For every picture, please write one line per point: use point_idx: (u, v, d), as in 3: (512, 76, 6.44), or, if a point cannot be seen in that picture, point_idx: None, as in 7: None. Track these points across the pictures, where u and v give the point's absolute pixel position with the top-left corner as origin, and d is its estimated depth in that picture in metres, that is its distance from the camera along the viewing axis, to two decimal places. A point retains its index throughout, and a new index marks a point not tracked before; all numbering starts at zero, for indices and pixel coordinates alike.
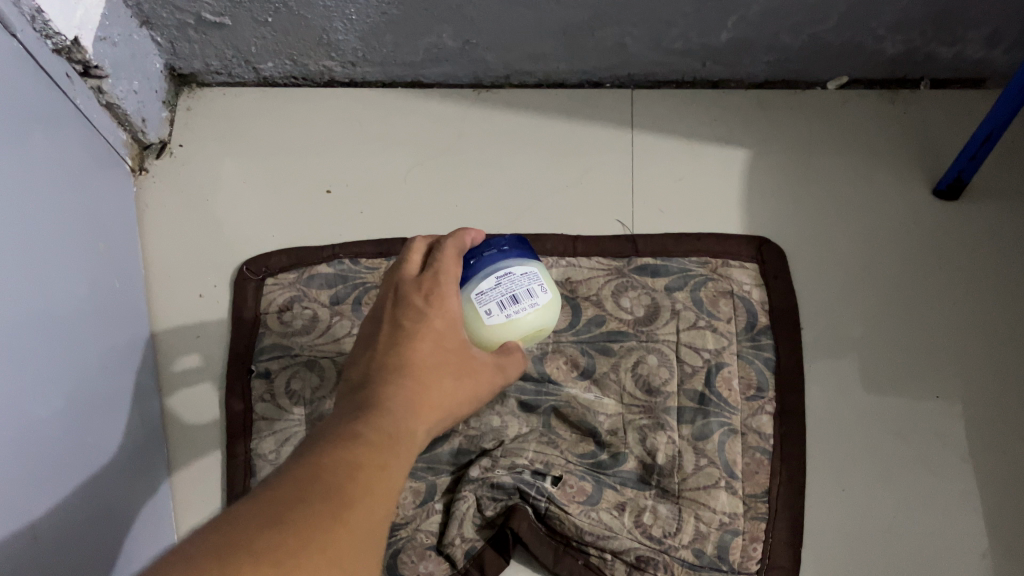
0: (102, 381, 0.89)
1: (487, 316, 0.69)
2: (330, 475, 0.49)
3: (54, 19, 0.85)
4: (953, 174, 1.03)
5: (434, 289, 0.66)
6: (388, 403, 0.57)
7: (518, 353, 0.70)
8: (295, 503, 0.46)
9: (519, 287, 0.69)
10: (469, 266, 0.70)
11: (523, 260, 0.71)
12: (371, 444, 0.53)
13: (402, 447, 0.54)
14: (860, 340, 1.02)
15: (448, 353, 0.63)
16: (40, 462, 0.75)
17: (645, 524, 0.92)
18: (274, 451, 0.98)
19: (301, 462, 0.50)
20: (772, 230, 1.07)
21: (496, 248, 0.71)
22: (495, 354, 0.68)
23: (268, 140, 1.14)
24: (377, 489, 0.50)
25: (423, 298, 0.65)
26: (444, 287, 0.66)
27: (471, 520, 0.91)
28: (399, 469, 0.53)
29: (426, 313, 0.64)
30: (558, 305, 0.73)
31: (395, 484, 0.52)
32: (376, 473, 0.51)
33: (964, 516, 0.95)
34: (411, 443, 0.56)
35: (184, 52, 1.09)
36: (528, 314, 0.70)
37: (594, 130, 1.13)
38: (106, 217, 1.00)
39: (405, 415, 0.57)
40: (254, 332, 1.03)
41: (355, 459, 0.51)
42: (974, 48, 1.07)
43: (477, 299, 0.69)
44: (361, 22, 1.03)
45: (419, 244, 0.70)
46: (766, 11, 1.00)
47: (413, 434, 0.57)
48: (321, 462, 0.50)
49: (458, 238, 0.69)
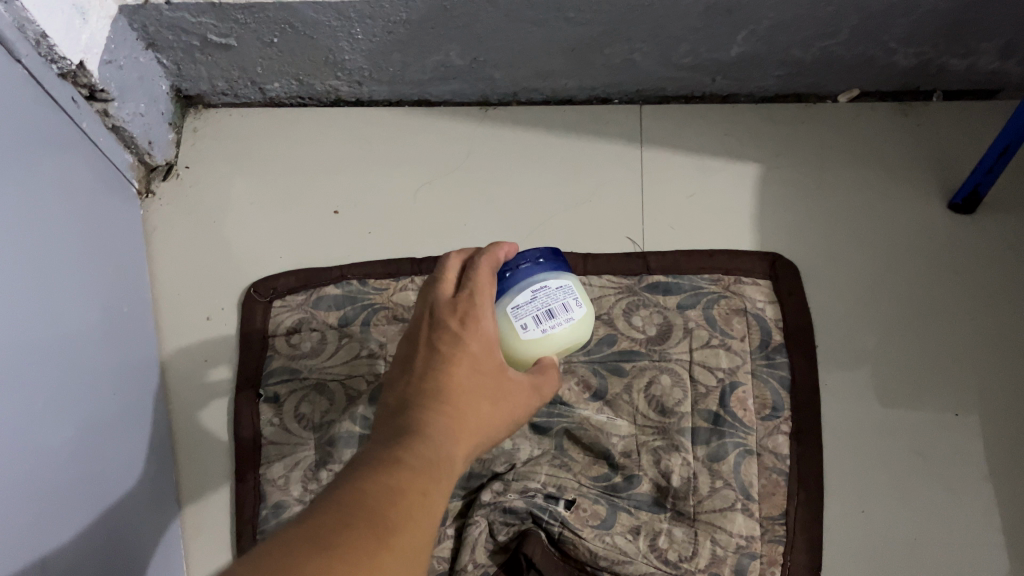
0: (113, 408, 0.89)
1: (523, 331, 0.69)
2: (374, 501, 0.48)
3: (59, 44, 0.85)
4: (969, 187, 1.02)
5: (471, 311, 0.63)
6: (428, 430, 0.56)
7: (554, 371, 0.68)
8: (341, 528, 0.45)
9: (555, 302, 0.69)
10: (504, 279, 0.70)
11: (557, 273, 0.71)
12: (413, 470, 0.52)
13: (442, 475, 0.53)
14: (877, 357, 1.00)
15: (484, 378, 0.61)
16: (50, 492, 0.74)
17: (660, 548, 0.90)
18: (283, 477, 0.96)
19: (342, 487, 0.49)
20: (785, 246, 1.06)
21: (531, 261, 0.70)
22: (530, 374, 0.66)
23: (276, 161, 1.14)
24: (417, 516, 0.49)
25: (458, 321, 0.62)
26: (480, 309, 0.63)
27: (484, 545, 0.90)
28: (439, 498, 0.52)
29: (461, 337, 0.62)
30: (592, 319, 0.73)
31: (435, 512, 0.51)
32: (417, 501, 0.50)
33: (987, 537, 0.93)
34: (450, 470, 0.55)
35: (190, 74, 1.09)
36: (563, 328, 0.70)
37: (603, 147, 1.12)
38: (114, 241, 0.99)
39: (443, 441, 0.56)
40: (262, 354, 1.02)
41: (398, 486, 0.50)
42: (987, 60, 1.05)
43: (513, 313, 0.68)
44: (367, 42, 1.02)
45: (452, 261, 0.66)
46: (776, 25, 0.98)
47: (452, 461, 0.56)
48: (362, 489, 0.49)
49: (492, 256, 0.66)
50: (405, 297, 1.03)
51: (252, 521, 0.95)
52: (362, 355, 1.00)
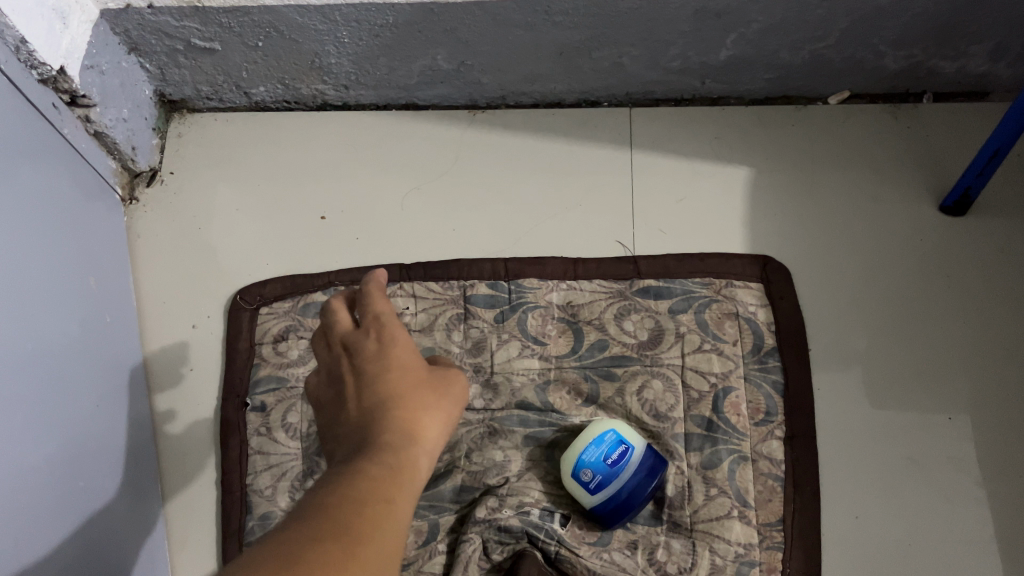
0: (96, 420, 0.87)
1: None
2: (339, 512, 0.47)
3: (39, 50, 0.83)
4: (960, 190, 1.02)
5: (379, 326, 0.65)
6: (377, 440, 0.56)
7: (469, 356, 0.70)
8: (309, 543, 0.44)
9: None
10: None
11: None
12: (372, 479, 0.51)
13: (405, 478, 0.53)
14: (871, 361, 0.99)
15: (418, 378, 0.62)
16: (31, 507, 0.72)
17: (659, 561, 0.89)
18: (270, 487, 0.95)
19: (306, 506, 0.48)
20: (777, 250, 1.05)
21: None
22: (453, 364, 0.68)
23: (262, 166, 1.12)
24: (386, 519, 0.48)
25: (375, 341, 0.65)
26: (389, 324, 0.66)
27: (478, 563, 0.88)
28: (405, 499, 0.52)
29: (381, 353, 0.63)
30: None
31: (405, 514, 0.51)
32: (384, 505, 0.49)
33: (985, 543, 0.92)
34: (413, 470, 0.55)
35: (174, 78, 1.07)
36: None
37: (593, 150, 1.11)
38: (96, 249, 0.98)
39: (398, 445, 0.56)
40: (248, 363, 1.00)
41: (359, 493, 0.50)
42: (977, 62, 1.05)
43: None
44: (353, 46, 1.01)
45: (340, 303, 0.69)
46: (765, 29, 0.98)
47: (413, 462, 0.55)
48: (326, 505, 0.48)
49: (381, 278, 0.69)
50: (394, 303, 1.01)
51: (238, 533, 0.94)
52: None
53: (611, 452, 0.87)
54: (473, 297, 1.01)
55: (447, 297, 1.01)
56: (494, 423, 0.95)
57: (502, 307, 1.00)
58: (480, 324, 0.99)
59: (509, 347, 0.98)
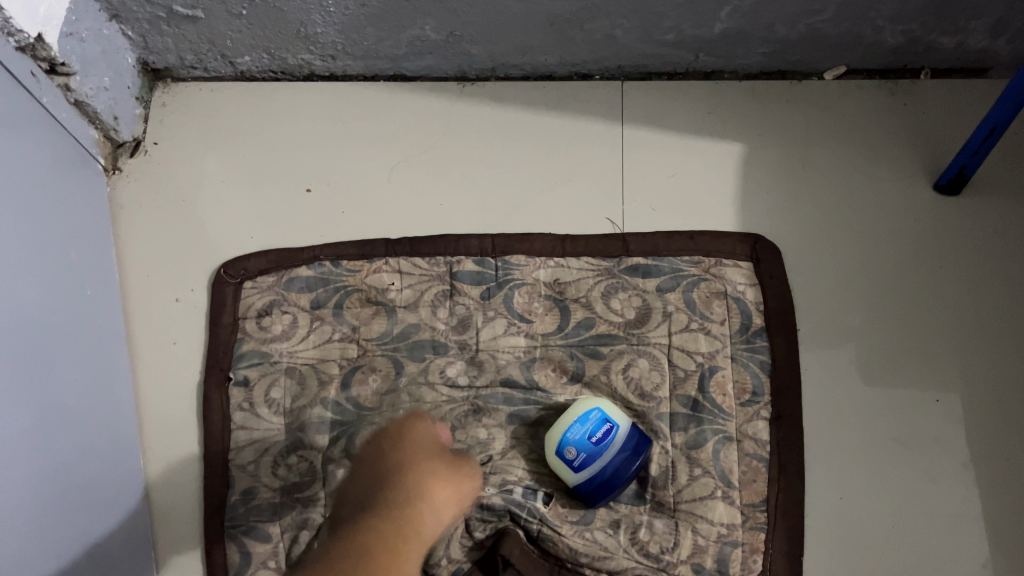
0: (77, 395, 0.86)
1: None
2: None
3: (15, 16, 0.81)
4: (955, 169, 1.00)
5: (417, 438, 0.86)
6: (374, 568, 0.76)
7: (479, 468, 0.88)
8: None
9: None
10: None
11: None
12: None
13: None
14: (860, 342, 0.98)
15: (436, 482, 0.83)
16: (13, 481, 0.72)
17: (642, 540, 0.89)
18: (253, 463, 0.94)
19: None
20: (768, 228, 1.03)
21: None
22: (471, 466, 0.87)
23: (248, 138, 1.11)
24: None
25: (409, 445, 0.86)
26: (423, 434, 0.87)
27: (460, 541, 0.89)
28: None
29: (412, 456, 0.85)
30: None
31: None
32: None
33: (968, 526, 0.92)
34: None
35: (157, 46, 1.05)
36: None
37: (584, 125, 1.10)
38: (78, 221, 0.96)
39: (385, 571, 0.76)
40: (231, 337, 0.99)
41: None
42: (977, 37, 1.03)
43: None
44: (340, 15, 0.99)
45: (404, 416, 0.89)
46: (761, 1, 0.96)
47: None
48: None
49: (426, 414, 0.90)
50: (379, 278, 1.00)
51: (220, 509, 0.93)
52: (334, 339, 0.98)
53: (595, 431, 0.86)
54: (459, 273, 0.99)
55: (433, 273, 1.00)
56: (478, 401, 0.94)
57: (489, 284, 0.99)
58: (466, 301, 0.98)
59: (495, 325, 0.97)
